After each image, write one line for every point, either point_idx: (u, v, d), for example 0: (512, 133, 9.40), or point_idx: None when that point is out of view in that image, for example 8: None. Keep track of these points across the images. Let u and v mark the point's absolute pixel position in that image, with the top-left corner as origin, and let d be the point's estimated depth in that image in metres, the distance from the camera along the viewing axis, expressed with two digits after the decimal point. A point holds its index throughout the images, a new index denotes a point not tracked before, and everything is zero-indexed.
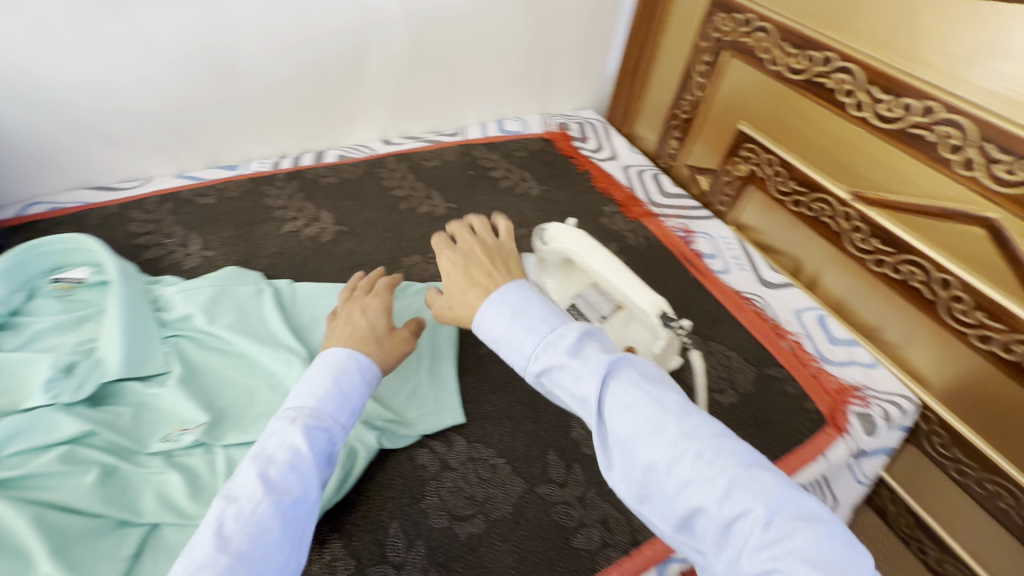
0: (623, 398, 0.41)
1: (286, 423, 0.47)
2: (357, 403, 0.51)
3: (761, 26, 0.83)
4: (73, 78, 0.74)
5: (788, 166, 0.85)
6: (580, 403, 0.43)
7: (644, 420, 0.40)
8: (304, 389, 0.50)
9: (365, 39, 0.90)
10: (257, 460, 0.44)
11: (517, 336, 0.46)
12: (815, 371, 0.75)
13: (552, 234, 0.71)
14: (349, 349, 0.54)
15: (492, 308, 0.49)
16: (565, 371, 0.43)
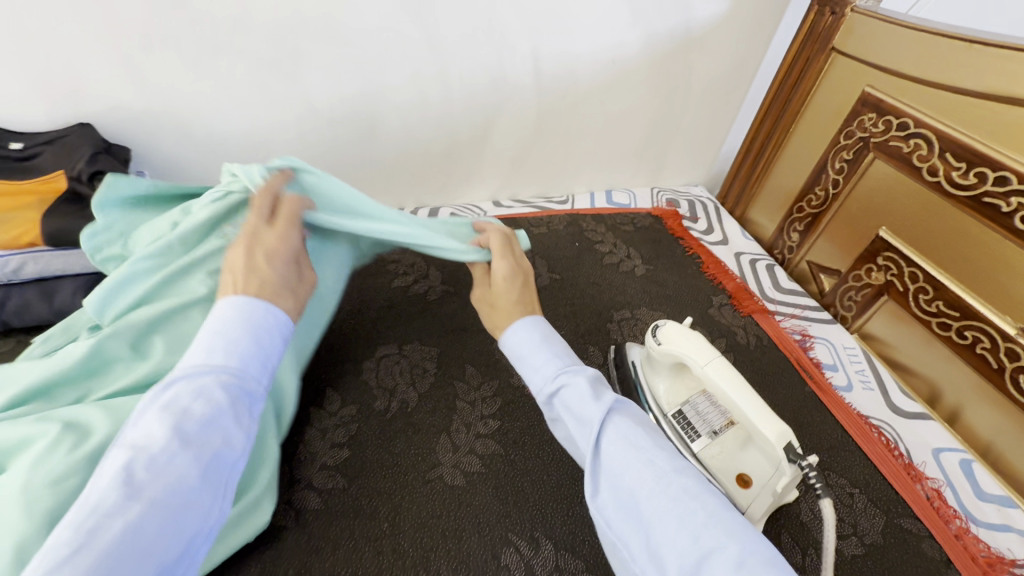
0: (622, 428, 0.42)
1: (198, 374, 0.37)
2: (279, 360, 0.42)
3: (919, 133, 0.77)
4: (241, 130, 0.83)
5: (937, 286, 0.76)
6: (580, 425, 0.44)
7: (639, 450, 0.40)
8: (215, 338, 0.38)
9: (497, 109, 0.94)
10: (167, 412, 0.34)
11: (537, 361, 0.49)
12: (959, 531, 0.65)
13: (666, 333, 0.67)
14: (251, 299, 0.42)
15: (524, 328, 0.51)
16: (577, 392, 0.45)
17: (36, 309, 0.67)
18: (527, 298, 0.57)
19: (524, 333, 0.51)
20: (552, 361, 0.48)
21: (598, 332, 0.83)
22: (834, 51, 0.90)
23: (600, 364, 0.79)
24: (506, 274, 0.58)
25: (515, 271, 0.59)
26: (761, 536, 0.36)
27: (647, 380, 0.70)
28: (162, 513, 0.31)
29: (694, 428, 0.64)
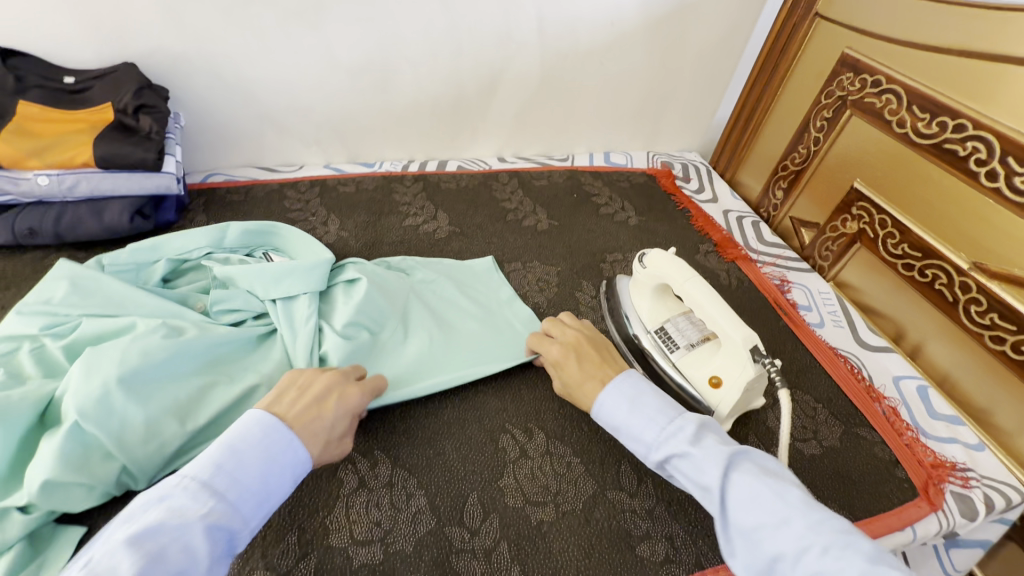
0: (743, 488, 0.47)
1: (192, 511, 0.42)
2: (275, 501, 0.47)
3: (890, 88, 0.84)
4: (268, 76, 0.90)
5: (901, 229, 0.83)
6: (703, 492, 0.49)
7: (767, 511, 0.45)
8: (226, 470, 0.45)
9: (503, 67, 1.01)
10: (148, 549, 0.39)
11: (640, 430, 0.55)
12: (910, 440, 0.72)
13: (652, 258, 0.75)
14: (291, 436, 0.49)
15: (611, 396, 0.58)
16: (688, 459, 0.51)
17: (87, 225, 0.75)
18: (588, 367, 0.63)
19: (611, 398, 0.58)
20: (655, 425, 0.54)
21: (591, 270, 0.91)
22: (818, 17, 0.97)
23: (593, 297, 0.87)
24: (560, 355, 0.65)
25: (569, 348, 0.65)
26: None
27: (634, 304, 0.78)
28: None
29: (674, 341, 0.72)
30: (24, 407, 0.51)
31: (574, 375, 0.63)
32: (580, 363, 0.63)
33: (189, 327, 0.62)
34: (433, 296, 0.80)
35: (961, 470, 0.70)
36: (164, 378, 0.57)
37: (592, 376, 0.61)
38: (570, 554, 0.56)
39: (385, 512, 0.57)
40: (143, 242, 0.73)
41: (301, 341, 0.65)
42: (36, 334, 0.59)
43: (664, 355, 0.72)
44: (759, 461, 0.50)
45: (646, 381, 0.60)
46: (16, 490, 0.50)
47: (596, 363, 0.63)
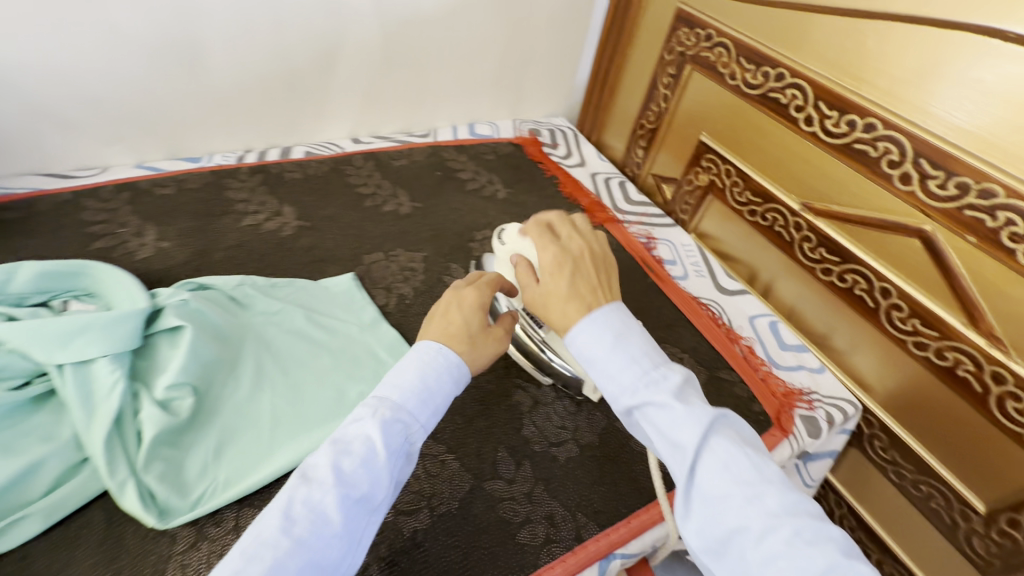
0: (722, 456, 0.40)
1: (366, 416, 0.42)
2: (439, 403, 0.46)
3: (721, 42, 0.87)
4: (32, 62, 0.73)
5: (744, 177, 0.88)
6: (671, 448, 0.42)
7: (742, 483, 0.38)
8: (389, 377, 0.45)
9: (338, 38, 0.91)
10: (336, 445, 0.40)
11: (619, 366, 0.45)
12: (764, 374, 0.78)
13: (510, 232, 0.65)
14: (436, 342, 0.47)
15: (592, 327, 0.46)
16: (666, 412, 0.42)
17: None
18: (577, 288, 0.48)
19: (592, 327, 0.46)
20: (634, 368, 0.44)
21: (460, 251, 0.86)
22: None
23: (463, 279, 0.83)
24: (550, 268, 0.50)
25: (564, 258, 0.50)
26: None
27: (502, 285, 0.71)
28: (304, 551, 0.36)
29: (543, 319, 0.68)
30: None
31: (554, 299, 0.49)
32: (572, 280, 0.49)
33: None
34: (285, 308, 0.71)
35: (807, 394, 0.77)
36: None
37: (576, 305, 0.47)
38: (447, 558, 0.53)
39: None
40: None
41: (102, 416, 0.53)
42: None
43: (534, 334, 0.68)
44: (743, 431, 0.43)
45: (633, 316, 0.48)
46: None
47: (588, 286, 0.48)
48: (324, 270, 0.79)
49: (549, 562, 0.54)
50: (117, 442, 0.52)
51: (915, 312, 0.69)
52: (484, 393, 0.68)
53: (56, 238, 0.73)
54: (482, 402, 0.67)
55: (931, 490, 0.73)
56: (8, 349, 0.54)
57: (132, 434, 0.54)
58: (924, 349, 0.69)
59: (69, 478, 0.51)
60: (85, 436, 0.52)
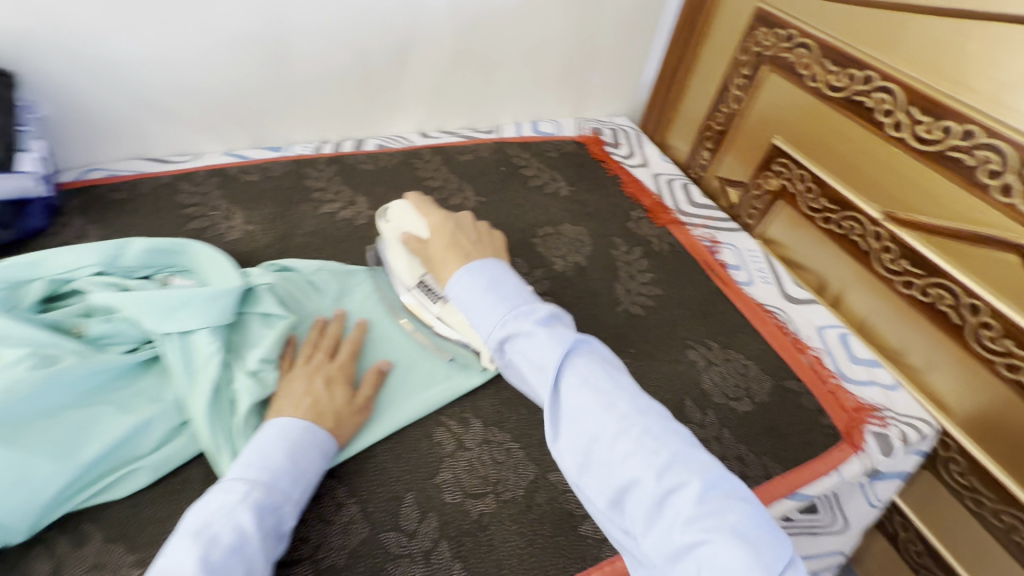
0: (580, 371, 0.48)
1: (235, 499, 0.47)
2: (310, 478, 0.52)
3: (803, 42, 0.84)
4: (139, 54, 0.79)
5: (820, 183, 0.85)
6: (537, 372, 0.49)
7: (599, 393, 0.46)
8: (255, 460, 0.50)
9: (413, 35, 0.94)
10: (201, 537, 0.44)
11: (491, 310, 0.55)
12: (833, 387, 0.75)
13: (394, 210, 0.70)
14: (304, 421, 0.54)
15: (471, 276, 0.57)
16: (530, 340, 0.51)
17: None
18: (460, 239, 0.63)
19: (472, 280, 0.57)
20: (503, 310, 0.54)
21: (523, 247, 0.88)
22: None
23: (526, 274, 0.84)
24: (435, 226, 0.65)
25: (449, 220, 0.66)
26: (729, 474, 0.43)
27: (391, 261, 0.72)
28: None
29: (436, 292, 0.69)
30: None
31: (440, 245, 0.63)
32: (452, 235, 0.63)
33: (65, 356, 0.54)
34: (359, 294, 0.74)
35: (879, 410, 0.74)
36: (35, 415, 0.50)
37: (460, 251, 0.61)
38: (513, 544, 0.54)
39: (313, 528, 0.53)
40: (19, 258, 0.63)
41: (203, 384, 0.57)
42: None
43: (428, 307, 0.70)
44: (606, 358, 0.50)
45: (508, 268, 0.60)
46: None
47: (463, 237, 0.64)
48: None
49: (611, 556, 0.55)
50: (212, 410, 0.56)
51: (1007, 332, 0.66)
52: None
53: (156, 218, 0.79)
54: None
55: (1015, 522, 0.69)
56: (123, 317, 0.60)
57: (227, 403, 0.58)
58: (1016, 372, 0.66)
59: (173, 438, 0.56)
60: (187, 401, 0.56)
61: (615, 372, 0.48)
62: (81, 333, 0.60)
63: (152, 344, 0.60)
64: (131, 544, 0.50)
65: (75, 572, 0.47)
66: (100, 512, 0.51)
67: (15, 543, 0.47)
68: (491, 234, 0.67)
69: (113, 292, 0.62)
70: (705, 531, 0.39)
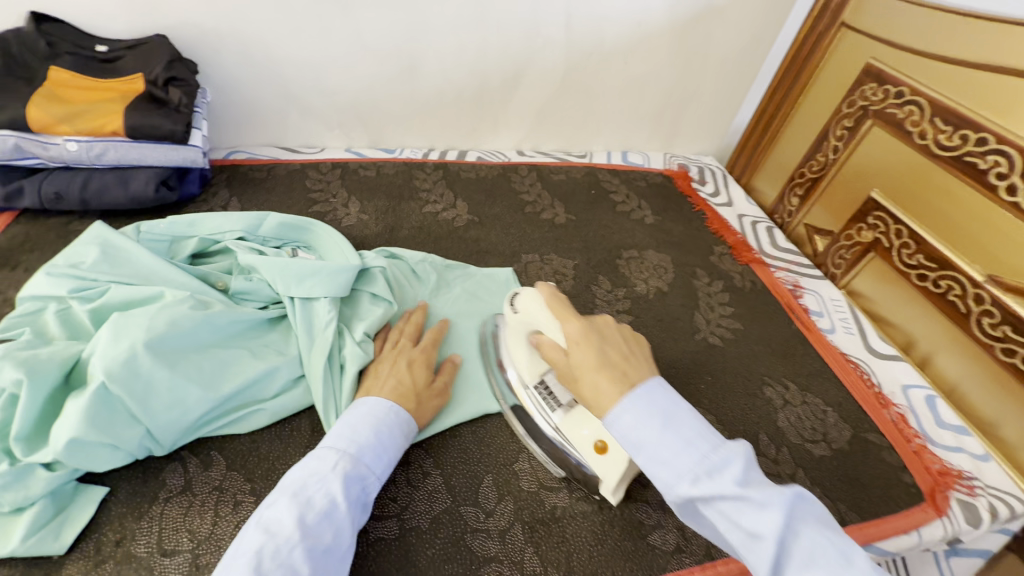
0: (802, 540, 0.37)
1: (327, 467, 0.49)
2: (394, 455, 0.54)
3: (912, 99, 0.85)
4: (294, 57, 0.91)
5: (917, 239, 0.84)
6: (748, 539, 0.39)
7: (826, 568, 0.36)
8: (345, 433, 0.52)
9: (529, 62, 1.02)
10: (297, 499, 0.46)
11: (664, 459, 0.43)
12: (918, 447, 0.73)
13: (521, 299, 0.63)
14: (389, 402, 0.56)
15: (638, 405, 0.46)
16: (739, 504, 0.39)
17: (113, 194, 0.76)
18: (612, 360, 0.50)
19: (632, 416, 0.45)
20: (687, 457, 0.42)
21: (607, 266, 0.91)
22: (843, 27, 0.98)
23: (609, 290, 0.87)
24: (576, 338, 0.53)
25: (591, 326, 0.54)
26: None
27: (512, 354, 0.66)
28: None
29: (555, 397, 0.62)
30: (53, 366, 0.52)
31: (588, 361, 0.50)
32: (601, 350, 0.51)
33: (214, 303, 0.62)
34: (455, 287, 0.80)
35: (967, 478, 0.71)
36: (188, 347, 0.58)
37: (615, 373, 0.49)
38: (582, 539, 0.57)
39: (401, 490, 0.57)
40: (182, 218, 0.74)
41: (320, 345, 0.64)
42: (63, 296, 0.60)
43: (546, 415, 0.62)
44: (817, 508, 0.40)
45: (667, 387, 0.48)
46: (41, 446, 0.50)
47: (620, 353, 0.51)
48: (486, 261, 0.88)
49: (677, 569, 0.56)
50: (326, 369, 0.62)
51: None
52: None
53: (287, 198, 0.89)
54: None
55: None
56: (260, 278, 0.68)
57: (337, 365, 0.64)
58: None
59: (291, 389, 0.62)
60: (307, 358, 0.63)
61: (836, 532, 0.38)
62: (223, 287, 0.69)
63: (279, 305, 0.68)
64: (247, 475, 0.56)
65: (202, 489, 0.54)
66: (223, 442, 0.58)
67: (158, 456, 0.54)
68: (638, 340, 0.54)
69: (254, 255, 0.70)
70: None
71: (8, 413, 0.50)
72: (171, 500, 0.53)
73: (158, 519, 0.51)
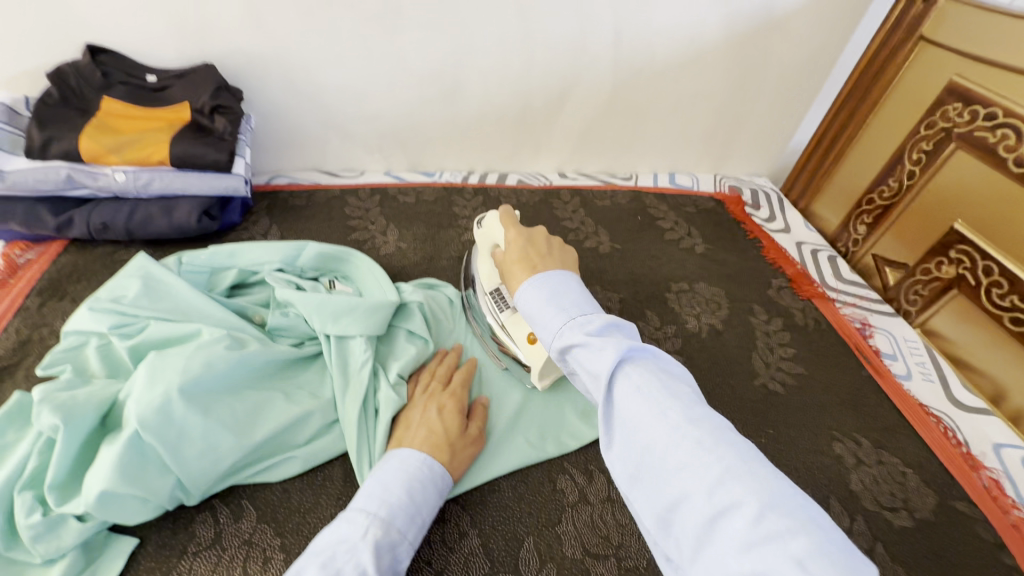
0: (634, 376, 0.40)
1: (357, 532, 0.44)
2: (425, 518, 0.50)
3: (1007, 123, 0.76)
4: (337, 82, 0.90)
5: (1013, 279, 0.75)
6: (592, 382, 0.42)
7: (650, 402, 0.38)
8: (376, 492, 0.48)
9: (574, 83, 0.98)
10: (326, 570, 0.41)
11: (548, 317, 0.47)
12: (1017, 521, 0.64)
13: (487, 218, 0.69)
14: (422, 453, 0.53)
15: (537, 285, 0.49)
16: (588, 351, 0.42)
17: (157, 223, 0.76)
18: (529, 253, 0.54)
19: (535, 289, 0.49)
20: (566, 313, 0.45)
21: (655, 300, 0.86)
22: (921, 41, 0.90)
23: (657, 327, 0.82)
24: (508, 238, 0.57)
25: (525, 233, 0.57)
26: (798, 491, 0.33)
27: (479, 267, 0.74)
28: None
29: (506, 301, 0.69)
30: (90, 410, 0.51)
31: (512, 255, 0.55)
32: (524, 247, 0.55)
33: (251, 340, 0.61)
34: None
35: None
36: (223, 389, 0.56)
37: (529, 263, 0.53)
38: None
39: (437, 552, 0.54)
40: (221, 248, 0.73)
41: (355, 389, 0.61)
42: (104, 333, 0.60)
43: (496, 315, 0.69)
44: (669, 365, 0.41)
45: (577, 279, 0.50)
46: (74, 494, 0.48)
47: (538, 250, 0.55)
48: None
49: None
50: (361, 415, 0.60)
51: None
52: None
53: (326, 225, 0.88)
54: None
55: None
56: (296, 313, 0.66)
57: (372, 410, 0.61)
58: None
59: (325, 433, 0.60)
60: (341, 401, 0.61)
61: (677, 377, 0.40)
62: (260, 321, 0.68)
63: (315, 342, 0.66)
64: (278, 529, 0.53)
65: (231, 543, 0.52)
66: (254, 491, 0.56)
67: (189, 504, 0.53)
68: (568, 249, 0.56)
69: (291, 289, 0.68)
70: (757, 561, 0.30)
71: (44, 458, 0.49)
72: (200, 554, 0.51)
73: (186, 575, 0.49)
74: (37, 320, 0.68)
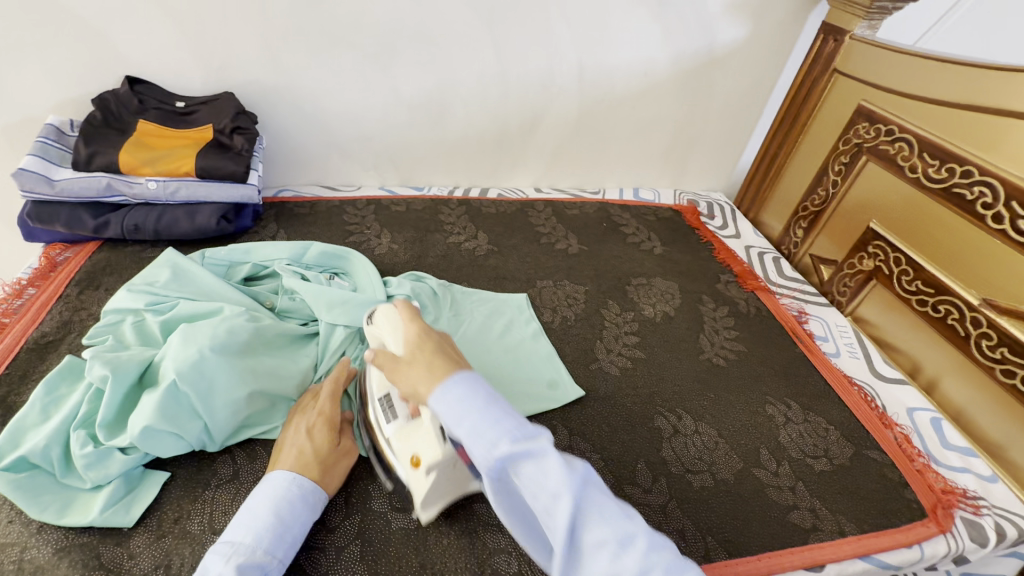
0: (595, 502, 0.40)
1: (221, 563, 0.48)
2: (299, 530, 0.54)
3: (902, 137, 0.91)
4: (338, 108, 1.04)
5: (915, 266, 0.88)
6: (550, 504, 0.39)
7: (615, 528, 0.39)
8: (244, 521, 0.52)
9: (544, 110, 1.12)
10: None
11: (482, 426, 0.42)
12: (921, 467, 0.74)
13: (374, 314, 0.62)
14: (290, 474, 0.56)
15: (458, 384, 0.45)
16: (540, 467, 0.40)
17: (182, 225, 0.88)
18: (436, 357, 0.50)
19: (458, 390, 0.45)
20: (499, 427, 0.42)
21: (616, 292, 0.98)
22: (835, 72, 1.06)
23: (617, 312, 0.93)
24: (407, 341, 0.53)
25: (424, 333, 0.54)
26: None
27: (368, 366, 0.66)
28: None
29: (393, 411, 0.61)
30: (132, 366, 0.61)
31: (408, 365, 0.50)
32: (425, 352, 0.51)
33: (264, 317, 0.72)
34: (470, 310, 0.87)
35: (972, 498, 0.72)
36: (245, 355, 0.66)
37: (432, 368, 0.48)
38: None
39: None
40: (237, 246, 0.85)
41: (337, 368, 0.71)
42: (140, 309, 0.70)
43: (382, 427, 0.61)
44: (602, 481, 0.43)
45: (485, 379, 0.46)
46: (119, 433, 0.58)
47: (445, 354, 0.51)
48: (504, 286, 0.95)
49: None
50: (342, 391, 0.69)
51: None
52: (629, 412, 0.76)
53: (326, 230, 1.00)
54: (626, 420, 0.75)
55: None
56: (302, 299, 0.78)
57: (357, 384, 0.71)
58: None
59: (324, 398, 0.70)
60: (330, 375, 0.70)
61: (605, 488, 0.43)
62: (270, 305, 0.79)
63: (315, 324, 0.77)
64: None
65: (248, 478, 0.61)
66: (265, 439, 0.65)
67: (211, 450, 0.62)
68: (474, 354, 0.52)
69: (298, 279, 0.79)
70: None
71: (93, 405, 0.59)
72: (222, 486, 0.60)
73: (210, 502, 0.58)
74: (77, 305, 0.78)
